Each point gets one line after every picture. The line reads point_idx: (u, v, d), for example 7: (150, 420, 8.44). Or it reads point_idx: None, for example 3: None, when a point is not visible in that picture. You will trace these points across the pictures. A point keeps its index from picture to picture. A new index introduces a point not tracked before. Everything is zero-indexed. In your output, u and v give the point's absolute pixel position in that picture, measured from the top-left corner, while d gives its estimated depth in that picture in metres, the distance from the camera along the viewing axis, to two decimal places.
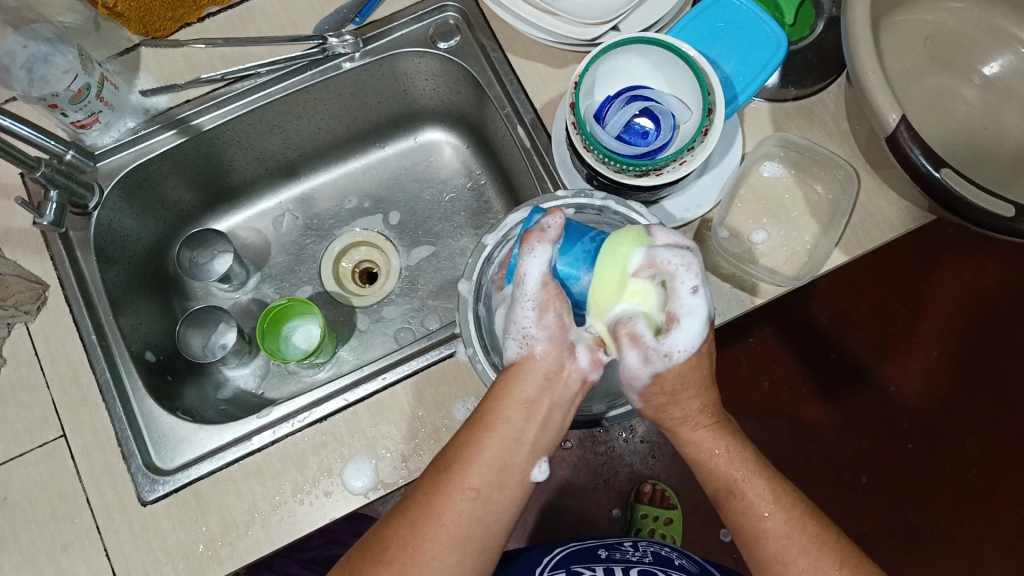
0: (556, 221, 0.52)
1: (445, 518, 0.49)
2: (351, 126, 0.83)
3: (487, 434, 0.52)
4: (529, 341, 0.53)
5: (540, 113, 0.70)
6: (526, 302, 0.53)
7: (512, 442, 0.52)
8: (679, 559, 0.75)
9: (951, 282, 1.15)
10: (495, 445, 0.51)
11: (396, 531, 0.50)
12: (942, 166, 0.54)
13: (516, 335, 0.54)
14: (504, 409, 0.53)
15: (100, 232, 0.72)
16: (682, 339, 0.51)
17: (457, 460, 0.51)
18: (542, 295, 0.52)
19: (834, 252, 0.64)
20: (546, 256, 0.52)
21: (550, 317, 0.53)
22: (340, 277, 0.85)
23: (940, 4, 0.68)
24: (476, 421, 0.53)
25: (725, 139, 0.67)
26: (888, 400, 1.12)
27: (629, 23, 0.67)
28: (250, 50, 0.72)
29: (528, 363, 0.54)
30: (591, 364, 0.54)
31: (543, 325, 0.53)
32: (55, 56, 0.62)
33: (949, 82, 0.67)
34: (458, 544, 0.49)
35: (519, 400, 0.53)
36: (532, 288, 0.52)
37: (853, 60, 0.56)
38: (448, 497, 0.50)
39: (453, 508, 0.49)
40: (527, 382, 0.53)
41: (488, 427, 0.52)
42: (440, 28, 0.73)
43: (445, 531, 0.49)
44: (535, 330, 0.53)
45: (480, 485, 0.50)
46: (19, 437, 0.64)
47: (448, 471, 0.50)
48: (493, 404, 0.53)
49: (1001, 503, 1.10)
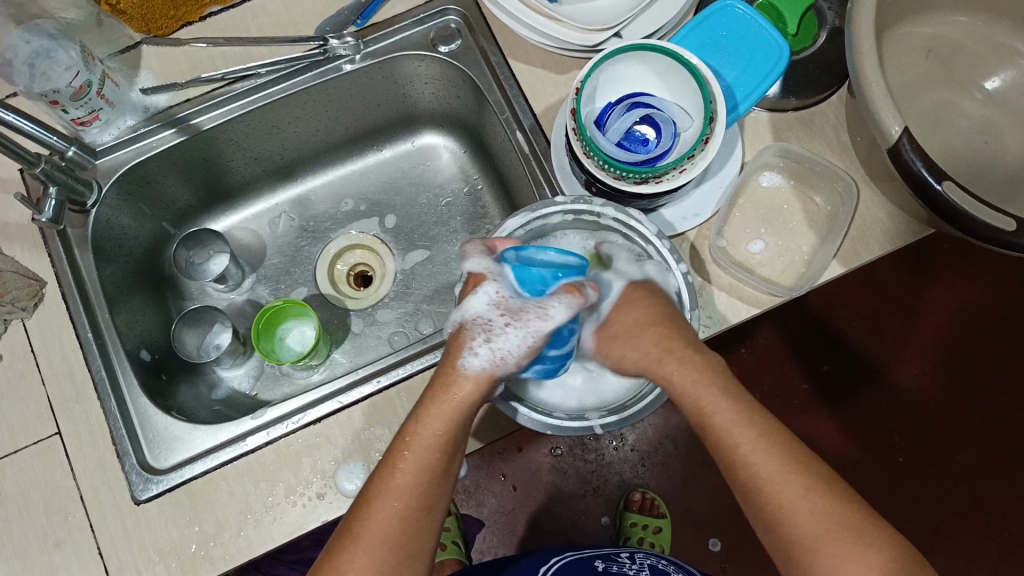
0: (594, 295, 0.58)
1: (398, 537, 0.50)
2: (350, 128, 0.83)
3: (431, 450, 0.52)
4: (501, 360, 0.54)
5: (540, 118, 0.70)
6: (528, 333, 0.55)
7: (452, 455, 0.53)
8: (676, 572, 0.74)
9: (949, 295, 1.14)
10: (442, 461, 0.52)
11: (354, 554, 0.49)
12: (945, 179, 0.54)
13: (495, 351, 0.54)
14: (444, 425, 0.52)
15: (98, 230, 0.72)
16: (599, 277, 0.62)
17: (407, 482, 0.50)
18: (541, 340, 0.55)
19: (832, 264, 0.64)
20: (570, 312, 0.55)
21: (528, 360, 0.55)
22: (335, 279, 0.85)
23: (943, 16, 0.67)
24: (416, 436, 0.52)
25: (725, 149, 0.67)
26: (884, 412, 1.12)
27: (631, 29, 0.67)
28: (251, 50, 0.72)
29: (478, 380, 0.54)
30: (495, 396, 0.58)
31: (520, 361, 0.55)
32: (57, 51, 0.62)
33: (949, 96, 0.67)
34: (413, 555, 0.50)
35: (463, 416, 0.53)
36: (544, 331, 0.55)
37: (856, 70, 0.56)
38: (401, 517, 0.50)
39: (405, 527, 0.50)
40: (467, 396, 0.53)
41: (431, 443, 0.52)
42: (442, 31, 0.74)
43: (399, 550, 0.50)
44: (511, 361, 0.54)
45: (429, 501, 0.51)
46: (13, 433, 0.64)
47: (399, 491, 0.50)
48: (434, 420, 0.52)
49: (996, 519, 1.10)
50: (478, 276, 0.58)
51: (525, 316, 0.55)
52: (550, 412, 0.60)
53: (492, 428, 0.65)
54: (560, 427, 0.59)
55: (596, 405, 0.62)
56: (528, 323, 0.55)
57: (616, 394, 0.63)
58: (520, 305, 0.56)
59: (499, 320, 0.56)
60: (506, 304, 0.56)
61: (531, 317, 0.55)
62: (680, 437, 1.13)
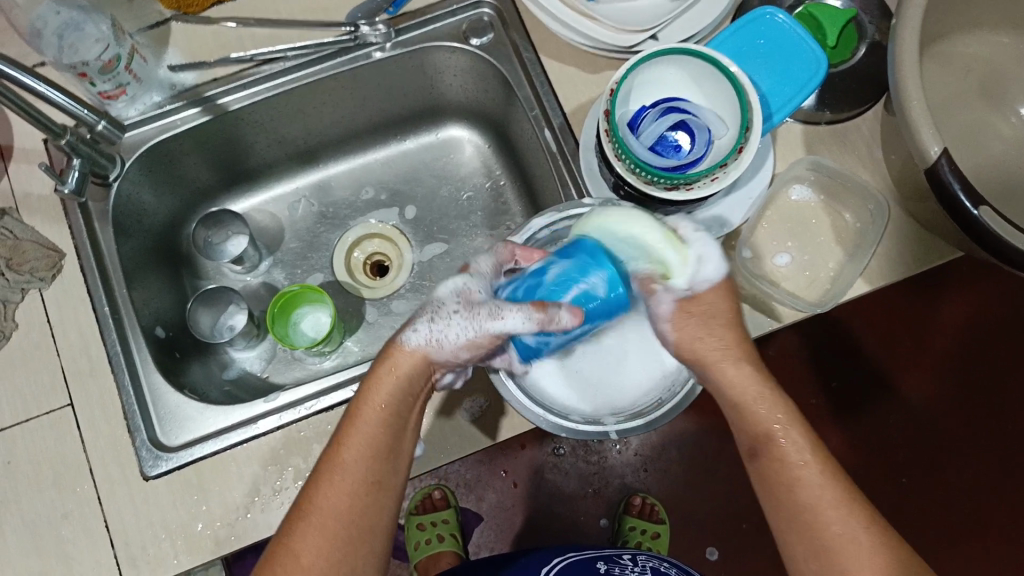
0: (568, 322, 0.52)
1: (347, 514, 0.49)
2: (375, 116, 0.82)
3: (374, 426, 0.52)
4: (434, 345, 0.55)
5: (569, 117, 0.69)
6: (474, 326, 0.55)
7: (399, 432, 0.53)
8: None
9: (968, 318, 1.12)
10: (386, 436, 0.52)
11: (304, 532, 0.49)
12: (982, 204, 0.53)
13: (432, 334, 0.55)
14: (386, 400, 0.53)
15: (119, 205, 0.71)
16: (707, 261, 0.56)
17: (352, 458, 0.51)
18: (483, 338, 0.55)
19: (857, 282, 0.63)
20: (525, 322, 0.53)
21: (466, 352, 0.55)
22: (352, 267, 0.84)
23: (986, 36, 0.66)
24: (359, 414, 0.53)
25: (757, 158, 0.66)
26: (893, 430, 1.11)
27: (668, 32, 0.66)
28: (280, 33, 0.71)
29: (419, 360, 0.55)
30: (443, 384, 0.59)
31: (455, 350, 0.55)
32: (87, 24, 0.62)
33: (986, 117, 0.66)
34: (365, 533, 0.49)
35: (404, 393, 0.54)
36: (488, 330, 0.54)
37: (897, 86, 0.55)
38: (348, 494, 0.50)
39: (354, 503, 0.49)
40: (406, 370, 0.54)
41: (373, 419, 0.52)
42: (474, 24, 0.72)
43: (350, 527, 0.49)
44: (447, 348, 0.55)
45: (377, 477, 0.51)
46: (24, 403, 0.63)
47: (345, 468, 0.50)
48: (374, 397, 0.53)
49: (998, 545, 1.09)
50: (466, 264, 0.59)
51: (478, 310, 0.55)
52: (565, 414, 0.60)
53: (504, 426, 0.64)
54: (575, 431, 0.60)
55: (612, 406, 0.62)
56: (477, 318, 0.55)
57: (634, 398, 0.62)
58: (479, 300, 0.56)
59: (450, 305, 0.56)
60: (467, 295, 0.56)
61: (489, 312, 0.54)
62: (686, 444, 1.13)
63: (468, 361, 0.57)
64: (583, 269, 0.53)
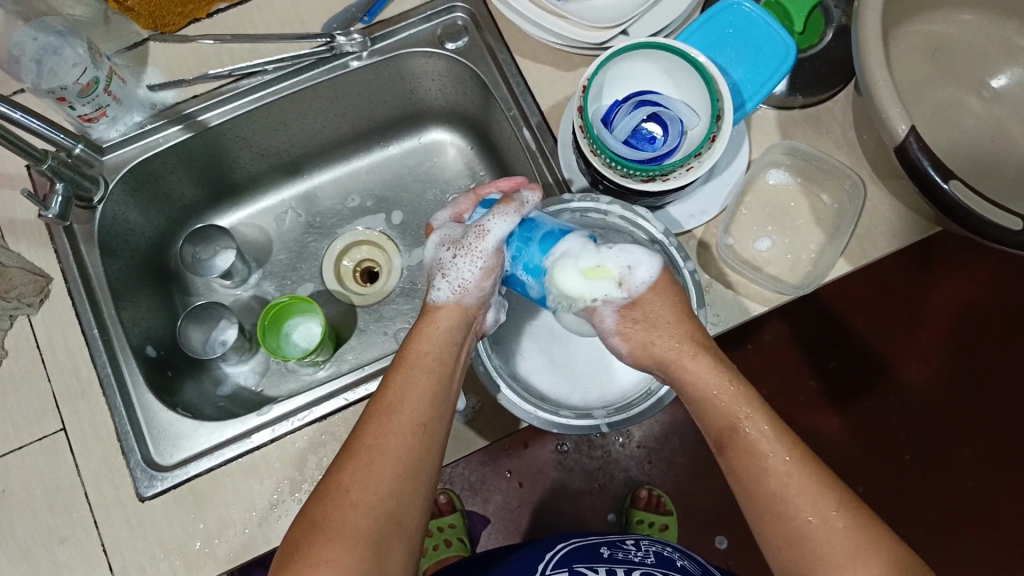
0: (534, 197, 0.59)
1: (396, 451, 0.49)
2: (357, 124, 0.83)
3: (421, 370, 0.54)
4: (463, 288, 0.58)
5: (547, 115, 0.70)
6: (476, 257, 0.58)
7: (445, 378, 0.55)
8: (682, 560, 0.74)
9: (957, 293, 1.14)
10: (433, 381, 0.54)
11: (352, 472, 0.48)
12: (951, 178, 0.54)
13: (453, 284, 0.59)
14: (430, 349, 0.56)
15: (105, 226, 0.72)
16: (639, 265, 0.58)
17: (401, 399, 0.52)
18: (491, 258, 0.58)
19: (838, 262, 0.64)
20: (509, 223, 0.58)
21: (488, 280, 0.59)
22: (341, 275, 0.85)
23: (952, 14, 0.67)
24: (405, 361, 0.55)
25: (732, 146, 0.67)
26: (889, 408, 1.12)
27: (639, 27, 0.67)
28: (258, 47, 0.72)
29: (454, 308, 0.58)
30: (490, 325, 0.62)
31: (479, 283, 0.59)
32: (65, 49, 0.63)
33: (957, 94, 0.67)
34: (413, 474, 0.49)
35: (447, 342, 0.57)
36: (490, 249, 0.58)
37: (862, 69, 0.56)
38: (397, 432, 0.50)
39: (403, 441, 0.50)
40: (447, 323, 0.58)
41: (421, 365, 0.55)
42: (449, 29, 0.73)
43: (398, 464, 0.49)
44: (472, 286, 0.59)
45: (425, 419, 0.52)
46: (18, 429, 0.64)
47: (394, 410, 0.51)
48: (420, 345, 0.56)
49: (1000, 516, 1.10)
50: (430, 230, 0.63)
51: (467, 243, 0.58)
52: (557, 409, 0.60)
53: (498, 426, 0.65)
54: (568, 427, 0.59)
55: (603, 402, 0.62)
56: (472, 248, 0.58)
57: (623, 393, 0.62)
58: (461, 235, 0.60)
59: (446, 255, 0.60)
60: (451, 239, 0.60)
61: (472, 240, 0.58)
62: (685, 434, 1.14)
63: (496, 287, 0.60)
64: (532, 268, 0.58)
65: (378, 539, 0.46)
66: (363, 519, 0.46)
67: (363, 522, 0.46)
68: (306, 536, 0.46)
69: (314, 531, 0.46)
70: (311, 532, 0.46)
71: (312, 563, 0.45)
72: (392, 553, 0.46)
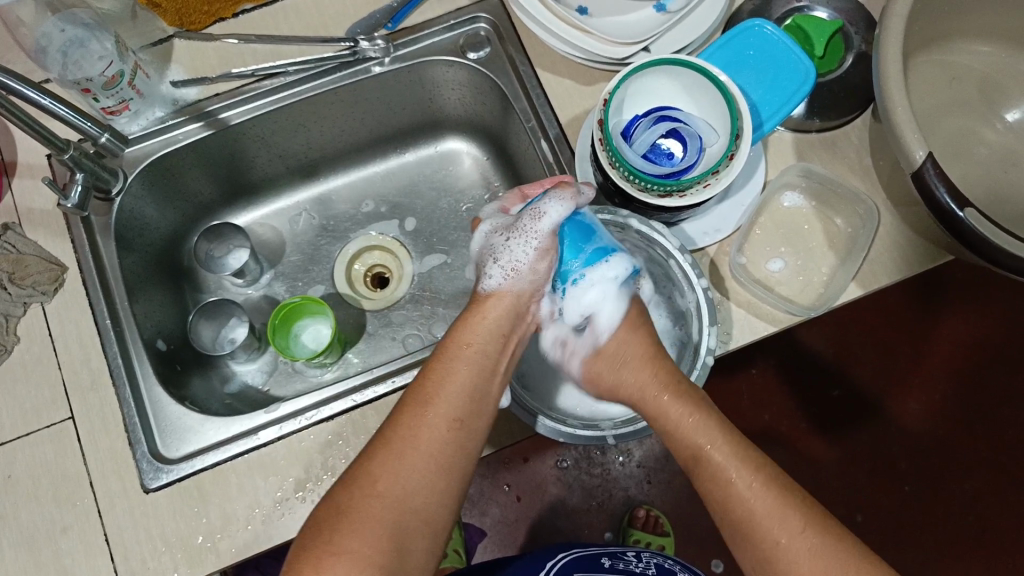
0: (588, 190, 0.58)
1: (430, 448, 0.49)
2: (375, 129, 0.83)
3: (459, 363, 0.53)
4: (515, 271, 0.58)
5: (565, 128, 0.70)
6: (530, 238, 0.57)
7: (487, 373, 0.54)
8: None
9: (962, 324, 1.14)
10: (476, 376, 0.53)
11: (382, 462, 0.48)
12: (967, 206, 0.54)
13: (505, 267, 0.58)
14: (476, 338, 0.55)
15: (122, 218, 0.72)
16: (606, 316, 0.58)
17: (438, 393, 0.51)
18: (546, 240, 0.58)
19: (850, 286, 0.64)
20: (567, 208, 0.56)
21: (543, 263, 0.58)
22: (352, 280, 0.85)
23: (968, 47, 0.68)
24: (444, 351, 0.55)
25: (749, 167, 0.68)
26: (892, 435, 1.12)
27: (660, 45, 0.68)
28: (281, 49, 0.73)
29: (507, 293, 0.58)
30: (545, 317, 0.61)
31: (533, 266, 0.58)
32: (91, 41, 0.64)
33: (971, 125, 0.68)
34: (446, 469, 0.49)
35: (496, 331, 0.56)
36: (545, 229, 0.57)
37: (883, 94, 0.56)
38: (432, 425, 0.50)
39: (438, 435, 0.49)
40: (495, 313, 0.57)
41: (461, 359, 0.54)
42: (471, 38, 0.74)
43: (432, 460, 0.48)
44: (524, 268, 0.58)
45: (461, 414, 0.51)
46: (25, 416, 0.64)
47: (431, 402, 0.51)
48: (464, 335, 0.56)
49: (999, 552, 1.09)
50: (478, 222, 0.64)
51: (521, 225, 0.58)
52: (564, 419, 0.60)
53: (505, 435, 0.64)
54: (576, 437, 0.59)
55: (611, 416, 0.62)
56: (526, 230, 0.57)
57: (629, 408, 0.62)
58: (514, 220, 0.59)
59: (499, 241, 0.59)
60: (503, 225, 0.60)
61: (526, 225, 0.57)
62: None
63: (550, 273, 0.59)
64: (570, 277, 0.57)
65: (402, 534, 0.46)
66: (388, 515, 0.46)
67: (386, 518, 0.46)
68: (328, 523, 0.46)
69: (338, 519, 0.46)
70: (334, 520, 0.46)
71: (334, 552, 0.44)
72: (414, 552, 0.46)
